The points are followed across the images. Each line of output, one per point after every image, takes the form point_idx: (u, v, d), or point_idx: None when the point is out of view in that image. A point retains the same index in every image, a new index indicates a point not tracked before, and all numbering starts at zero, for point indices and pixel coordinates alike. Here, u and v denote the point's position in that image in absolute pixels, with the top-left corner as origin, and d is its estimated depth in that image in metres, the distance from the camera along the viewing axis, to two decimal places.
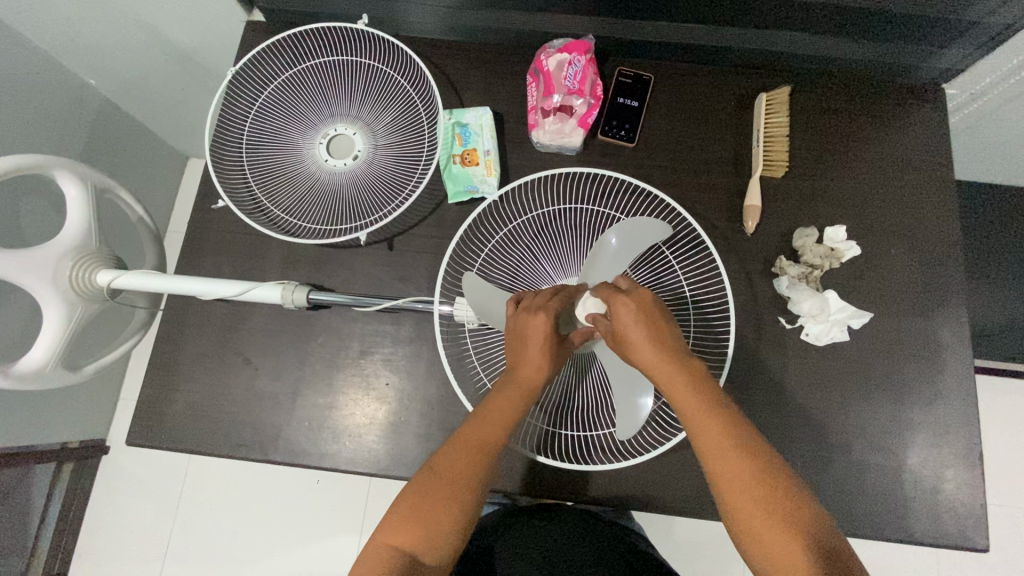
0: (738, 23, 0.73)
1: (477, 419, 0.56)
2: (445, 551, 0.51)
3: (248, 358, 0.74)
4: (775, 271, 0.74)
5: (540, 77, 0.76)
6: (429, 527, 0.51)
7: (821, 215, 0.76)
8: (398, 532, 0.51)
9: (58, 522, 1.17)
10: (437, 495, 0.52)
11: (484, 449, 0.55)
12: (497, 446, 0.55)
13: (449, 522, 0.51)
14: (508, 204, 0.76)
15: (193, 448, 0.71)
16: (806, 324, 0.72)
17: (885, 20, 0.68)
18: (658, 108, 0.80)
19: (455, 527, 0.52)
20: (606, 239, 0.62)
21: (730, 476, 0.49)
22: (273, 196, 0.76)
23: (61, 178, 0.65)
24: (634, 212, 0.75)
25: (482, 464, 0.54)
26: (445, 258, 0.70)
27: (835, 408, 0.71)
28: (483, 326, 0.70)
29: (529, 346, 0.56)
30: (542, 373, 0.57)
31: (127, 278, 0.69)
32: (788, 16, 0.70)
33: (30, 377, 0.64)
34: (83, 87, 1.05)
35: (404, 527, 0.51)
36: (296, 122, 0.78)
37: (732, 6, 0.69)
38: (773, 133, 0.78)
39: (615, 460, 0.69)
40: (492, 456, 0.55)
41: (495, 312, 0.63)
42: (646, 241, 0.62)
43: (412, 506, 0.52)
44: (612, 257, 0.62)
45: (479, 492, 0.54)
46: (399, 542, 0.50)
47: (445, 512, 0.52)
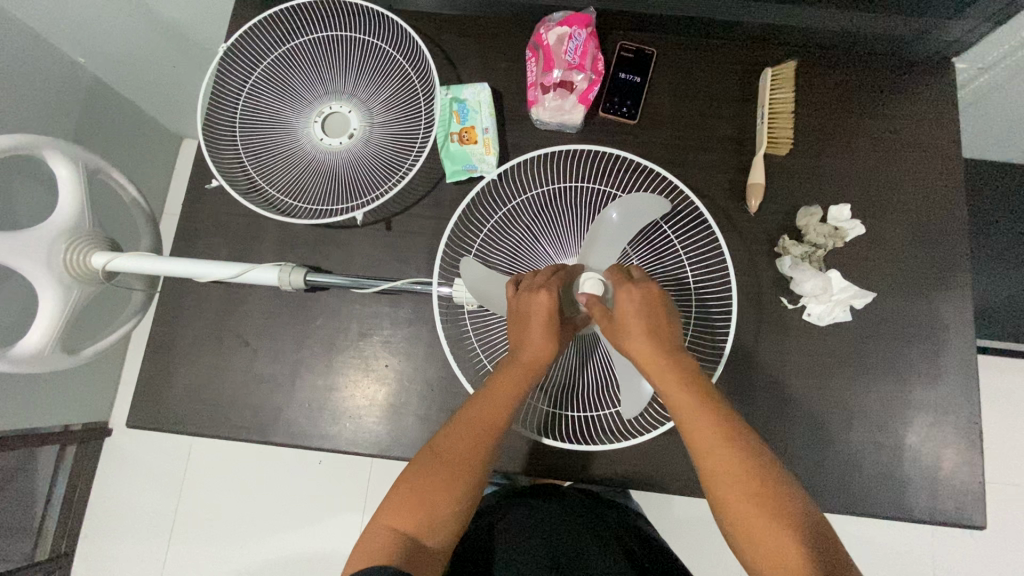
0: None
1: (478, 400, 0.56)
2: (448, 532, 0.51)
3: (246, 340, 0.73)
4: (777, 251, 0.73)
5: (539, 52, 0.75)
6: (430, 510, 0.51)
7: (827, 193, 0.75)
8: (397, 515, 0.51)
9: (63, 503, 1.18)
10: (438, 478, 0.52)
11: (487, 431, 0.55)
12: (499, 428, 0.55)
13: (451, 503, 0.52)
14: (507, 183, 0.74)
15: (193, 431, 0.71)
16: (808, 304, 0.71)
17: None
18: (661, 83, 0.79)
19: (456, 508, 0.52)
20: (606, 214, 0.61)
21: (728, 480, 0.48)
22: (266, 173, 0.75)
23: (52, 159, 0.67)
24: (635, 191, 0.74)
25: (487, 447, 0.54)
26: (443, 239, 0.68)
27: (835, 387, 0.71)
28: (482, 308, 0.69)
29: (531, 329, 0.56)
30: (544, 354, 0.56)
31: (120, 260, 0.71)
32: None
33: (31, 359, 0.67)
34: (72, 65, 1.02)
35: (404, 510, 0.51)
36: (290, 99, 0.76)
37: None
38: (777, 110, 0.76)
39: (616, 441, 0.69)
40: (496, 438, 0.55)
41: (492, 294, 0.62)
42: (648, 217, 0.61)
43: (411, 490, 0.52)
44: (610, 235, 0.61)
45: (480, 473, 0.54)
46: (400, 524, 0.50)
47: (445, 494, 0.52)
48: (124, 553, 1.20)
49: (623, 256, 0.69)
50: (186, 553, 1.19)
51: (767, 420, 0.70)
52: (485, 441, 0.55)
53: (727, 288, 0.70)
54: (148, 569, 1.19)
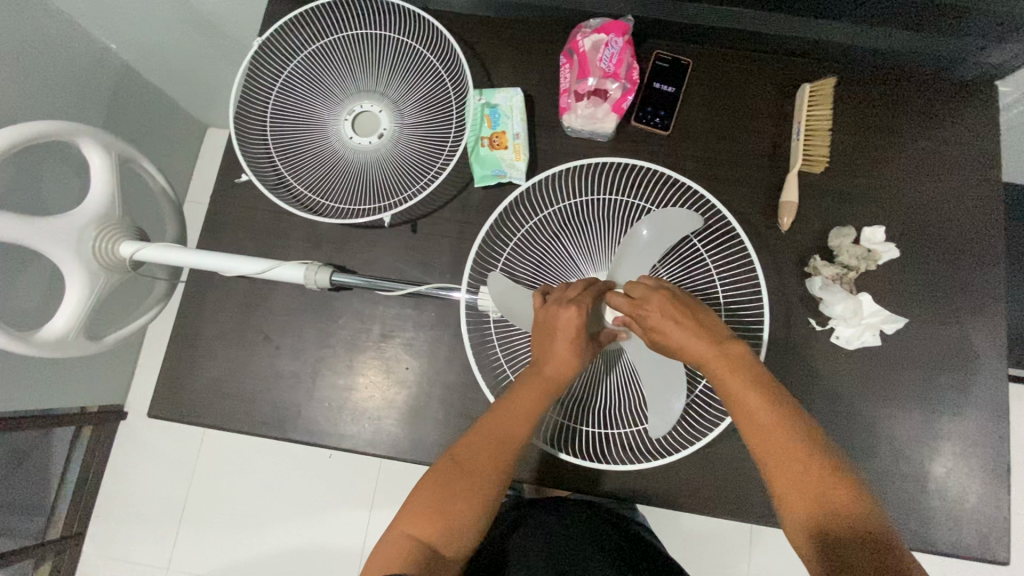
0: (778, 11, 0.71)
1: (500, 411, 0.56)
2: (467, 541, 0.51)
3: (269, 336, 0.73)
4: (808, 270, 0.72)
5: (574, 58, 0.74)
6: (451, 519, 0.51)
7: (861, 214, 0.74)
8: (417, 523, 0.51)
9: (77, 483, 1.20)
10: (458, 487, 0.52)
11: (507, 442, 0.55)
12: (519, 441, 0.55)
13: (471, 513, 0.51)
14: (540, 192, 0.73)
15: (211, 425, 0.71)
16: (836, 327, 0.70)
17: (933, 12, 0.66)
18: (694, 95, 0.78)
19: (475, 521, 0.51)
20: (636, 231, 0.60)
21: (779, 469, 0.47)
22: (295, 169, 0.75)
23: (85, 146, 0.70)
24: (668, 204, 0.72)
25: (506, 457, 0.54)
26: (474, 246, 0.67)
27: (860, 412, 0.69)
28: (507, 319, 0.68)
29: (556, 343, 0.56)
30: (568, 370, 0.56)
31: (147, 251, 0.74)
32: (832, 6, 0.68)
33: (56, 342, 0.70)
34: (102, 50, 1.03)
35: (424, 519, 0.50)
36: (323, 97, 0.76)
37: None
38: (814, 126, 0.75)
39: (637, 460, 0.68)
40: (515, 449, 0.55)
41: (519, 309, 0.62)
42: (681, 234, 0.60)
43: (432, 498, 0.51)
44: (641, 252, 0.60)
45: (499, 485, 0.53)
46: (420, 532, 0.50)
47: (465, 506, 0.51)
48: (133, 534, 1.22)
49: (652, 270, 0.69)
50: (196, 539, 1.21)
51: None
52: (504, 452, 0.54)
53: (757, 307, 0.69)
54: (157, 552, 1.21)
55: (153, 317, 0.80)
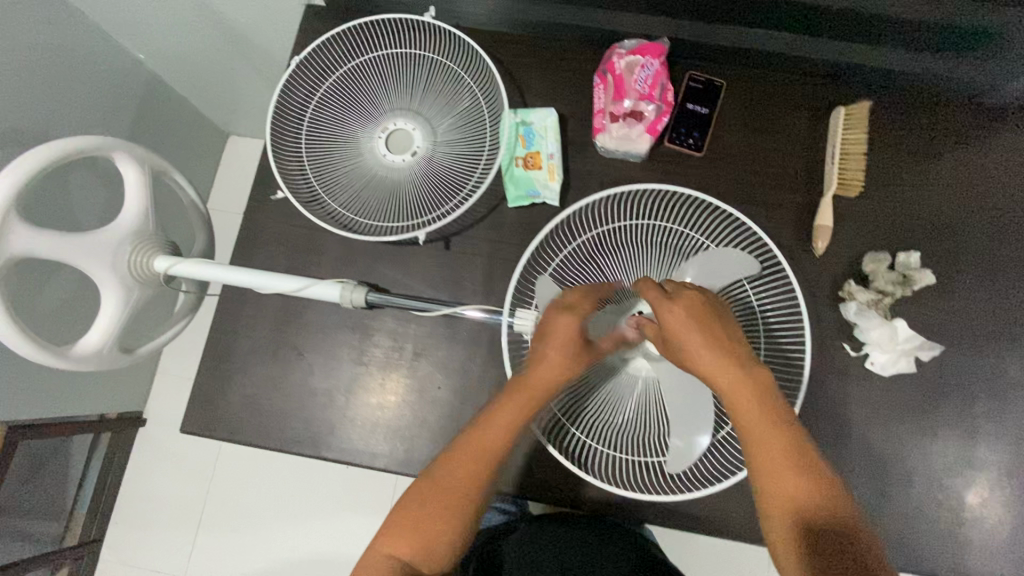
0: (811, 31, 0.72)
1: (483, 423, 0.56)
2: (445, 555, 0.52)
3: (302, 353, 0.73)
4: (842, 295, 0.72)
5: (610, 79, 0.74)
6: (427, 538, 0.52)
7: (896, 239, 0.73)
8: (393, 542, 0.52)
9: (96, 489, 1.21)
10: (434, 506, 0.53)
11: (483, 453, 0.55)
12: (500, 453, 0.55)
13: (448, 532, 0.52)
14: (582, 218, 0.70)
15: (244, 441, 0.71)
16: (871, 352, 0.70)
17: (968, 33, 0.67)
18: (728, 116, 0.77)
19: (453, 537, 0.53)
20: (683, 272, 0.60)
21: (773, 478, 0.51)
22: (328, 185, 0.75)
23: (121, 161, 0.71)
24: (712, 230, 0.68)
25: (480, 469, 0.54)
26: (518, 268, 0.64)
27: (895, 439, 0.69)
28: None
29: (552, 350, 0.56)
30: (559, 376, 0.56)
31: (181, 266, 0.74)
32: (866, 28, 0.69)
33: (91, 356, 0.70)
34: (130, 59, 1.04)
35: (400, 537, 0.52)
36: (358, 116, 0.77)
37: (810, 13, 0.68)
38: (850, 149, 0.74)
39: (656, 490, 0.65)
40: (493, 462, 0.55)
41: None
42: (731, 274, 0.58)
43: (407, 516, 0.53)
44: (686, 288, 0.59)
45: (475, 500, 0.54)
46: (398, 549, 0.51)
47: (442, 523, 0.52)
48: (152, 541, 1.23)
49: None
50: (214, 547, 1.21)
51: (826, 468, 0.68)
52: (480, 466, 0.54)
53: (802, 338, 0.65)
54: (175, 559, 1.22)
55: (181, 330, 0.82)
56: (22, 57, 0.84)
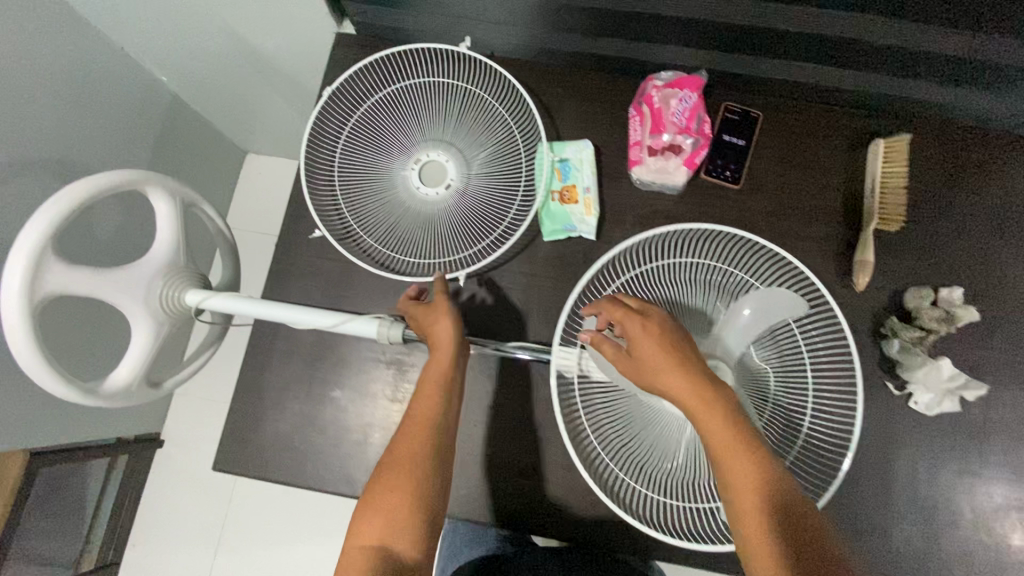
0: (849, 66, 0.70)
1: (415, 405, 0.59)
2: (418, 535, 0.51)
3: (334, 389, 0.72)
4: (883, 332, 0.70)
5: (647, 112, 0.73)
6: (392, 518, 0.51)
7: (937, 274, 0.72)
8: (365, 531, 0.51)
9: (112, 512, 1.19)
10: (393, 489, 0.53)
11: (426, 426, 0.57)
12: (437, 419, 0.58)
13: (408, 504, 0.52)
14: (625, 257, 0.67)
15: (277, 479, 0.70)
16: (915, 392, 0.68)
17: (1011, 73, 0.66)
18: (765, 148, 0.77)
19: (417, 510, 0.52)
20: (737, 310, 0.57)
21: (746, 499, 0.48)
22: (361, 219, 0.74)
23: (152, 193, 0.69)
24: (758, 265, 0.66)
25: (428, 439, 0.56)
26: (563, 313, 0.61)
27: (938, 480, 0.68)
28: (589, 382, 0.63)
29: (438, 322, 0.64)
30: (454, 331, 0.63)
31: (213, 300, 0.73)
32: (906, 64, 0.68)
33: (121, 393, 0.68)
34: (153, 83, 1.03)
35: (371, 521, 0.51)
36: (390, 146, 0.75)
37: (849, 50, 0.67)
38: (890, 184, 0.73)
39: (712, 539, 0.61)
40: (433, 426, 0.57)
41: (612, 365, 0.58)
42: (784, 315, 0.56)
43: (372, 502, 0.52)
44: (743, 333, 0.57)
45: (427, 467, 0.55)
46: (370, 537, 0.50)
47: (403, 498, 0.52)
48: (169, 564, 1.22)
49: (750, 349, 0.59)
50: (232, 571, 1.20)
51: (869, 510, 0.67)
52: (425, 439, 0.56)
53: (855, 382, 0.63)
54: None
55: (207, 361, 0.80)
56: (49, 85, 0.83)
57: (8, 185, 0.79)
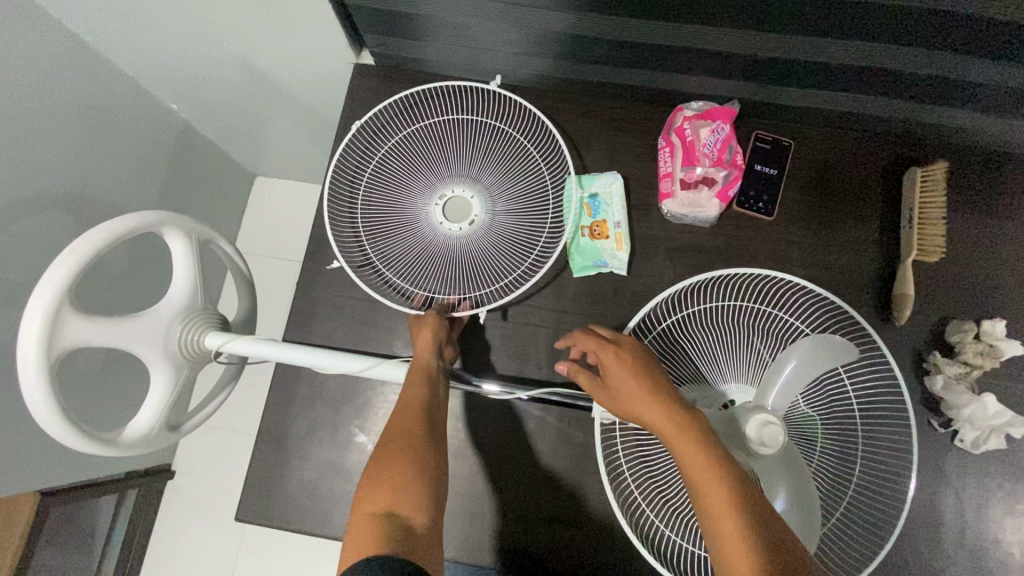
0: (883, 95, 0.68)
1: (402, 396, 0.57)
2: (423, 500, 0.46)
3: (360, 434, 0.69)
4: (926, 367, 0.68)
5: (678, 144, 0.71)
6: (397, 484, 0.47)
7: (980, 307, 0.70)
8: (371, 499, 0.46)
9: (122, 548, 1.16)
10: (393, 458, 0.49)
11: (417, 406, 0.55)
12: (424, 403, 0.56)
13: (411, 472, 0.48)
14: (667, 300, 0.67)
15: (302, 529, 0.67)
16: (962, 431, 0.66)
17: None
18: (799, 178, 0.75)
19: (421, 479, 0.48)
20: (782, 363, 0.55)
21: (726, 529, 0.42)
22: (380, 250, 0.71)
23: (170, 235, 0.66)
24: (801, 308, 0.65)
25: (422, 416, 0.54)
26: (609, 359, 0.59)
27: (988, 522, 0.66)
28: (634, 432, 0.61)
29: (419, 335, 0.64)
30: (430, 341, 0.63)
31: (234, 342, 0.70)
32: (943, 92, 0.66)
33: (140, 442, 0.65)
34: (165, 111, 1.01)
35: (376, 491, 0.46)
36: (412, 182, 0.72)
37: (884, 79, 0.65)
38: (928, 216, 0.71)
39: None
40: (423, 406, 0.55)
41: None
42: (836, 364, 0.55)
43: (376, 471, 0.48)
44: (790, 384, 0.54)
45: (426, 439, 0.52)
46: (374, 505, 0.45)
47: (405, 467, 0.48)
48: None
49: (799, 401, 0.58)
50: None
51: (919, 554, 0.65)
52: (416, 417, 0.54)
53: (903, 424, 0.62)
54: None
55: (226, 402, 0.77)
56: (62, 119, 0.81)
57: (21, 224, 0.76)
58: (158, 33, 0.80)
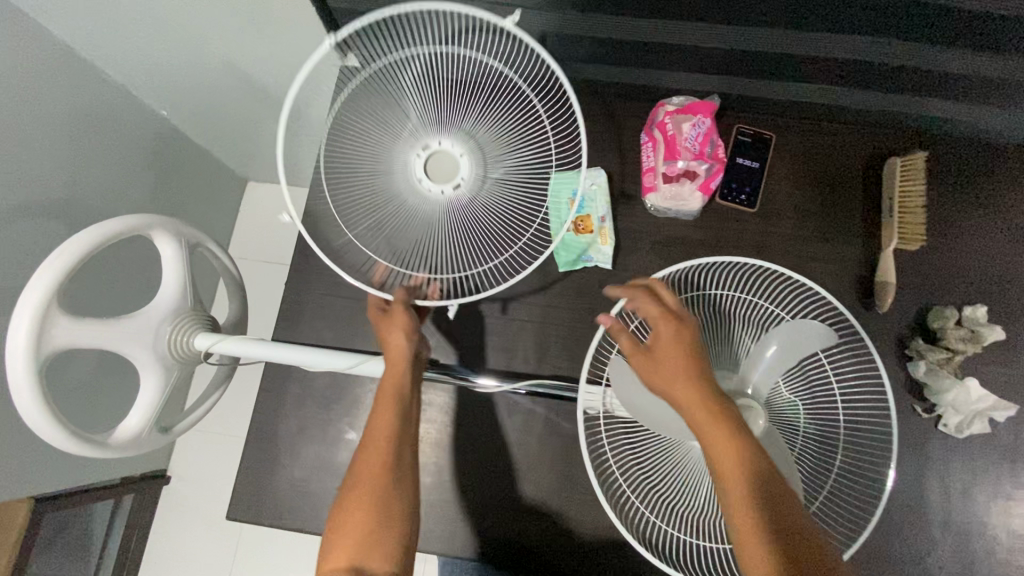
0: (854, 87, 0.71)
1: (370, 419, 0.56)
2: (391, 553, 0.48)
3: (350, 431, 0.70)
4: (908, 353, 0.69)
5: (660, 139, 0.72)
6: (362, 537, 0.48)
7: (961, 293, 0.71)
8: (338, 554, 0.48)
9: (118, 554, 1.16)
10: (358, 508, 0.50)
11: (384, 441, 0.54)
12: (393, 432, 0.54)
13: (376, 523, 0.49)
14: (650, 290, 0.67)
15: (293, 526, 0.68)
16: (944, 415, 0.67)
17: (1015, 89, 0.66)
18: (782, 169, 0.75)
19: (386, 529, 0.49)
20: (762, 347, 0.56)
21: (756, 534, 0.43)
22: (345, 199, 0.62)
23: (158, 238, 0.67)
24: (782, 295, 0.66)
25: (389, 453, 0.53)
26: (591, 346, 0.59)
27: (973, 505, 0.66)
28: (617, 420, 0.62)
29: (390, 331, 0.60)
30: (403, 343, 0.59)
31: (223, 343, 0.71)
32: (911, 83, 0.68)
33: (130, 444, 0.66)
34: (154, 117, 1.02)
35: (342, 544, 0.48)
36: (393, 124, 0.60)
37: (851, 73, 0.68)
38: (909, 203, 0.72)
39: None
40: (391, 435, 0.54)
41: (644, 406, 0.55)
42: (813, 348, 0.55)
43: (342, 519, 0.50)
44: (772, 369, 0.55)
45: (391, 481, 0.52)
46: (340, 562, 0.47)
47: (370, 519, 0.49)
48: None
49: (779, 387, 0.58)
50: None
51: (905, 539, 0.65)
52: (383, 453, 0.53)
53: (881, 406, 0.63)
54: None
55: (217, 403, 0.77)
56: (52, 127, 0.82)
57: (14, 229, 0.77)
58: (148, 39, 0.81)
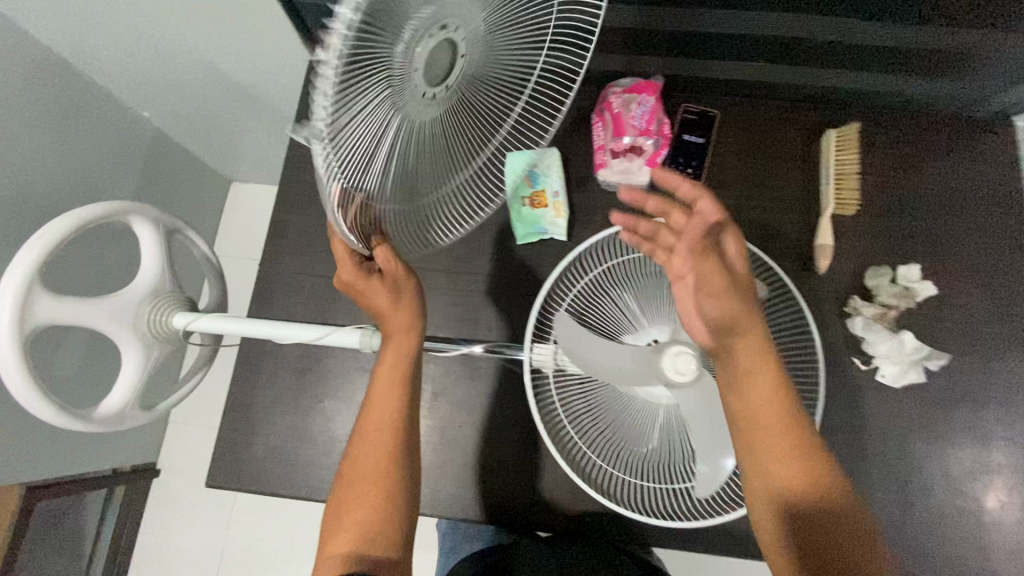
0: (785, 61, 0.77)
1: (374, 404, 0.59)
2: (397, 536, 0.54)
3: (323, 401, 0.74)
4: (847, 311, 0.74)
5: (608, 117, 0.77)
6: (364, 519, 0.53)
7: (896, 254, 0.75)
8: (343, 540, 0.53)
9: (111, 545, 1.19)
10: (360, 495, 0.55)
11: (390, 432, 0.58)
12: (398, 420, 0.58)
13: (380, 511, 0.54)
14: (592, 254, 0.71)
15: (270, 492, 0.71)
16: (881, 366, 0.71)
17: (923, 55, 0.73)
18: (725, 144, 0.80)
19: (391, 520, 0.54)
20: None
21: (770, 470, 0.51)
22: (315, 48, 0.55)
23: (135, 222, 0.70)
24: None
25: (396, 441, 0.57)
26: (536, 301, 0.66)
27: (911, 450, 0.70)
28: (566, 374, 0.67)
29: (398, 309, 0.59)
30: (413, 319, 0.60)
31: (200, 322, 0.72)
32: (834, 52, 0.75)
33: (113, 418, 0.69)
34: (137, 119, 1.07)
35: (347, 532, 0.53)
36: None
37: (778, 43, 0.75)
38: (843, 171, 0.77)
39: (688, 517, 0.64)
40: (397, 424, 0.58)
41: (588, 354, 0.59)
42: None
43: (344, 501, 0.55)
44: None
45: (394, 473, 0.56)
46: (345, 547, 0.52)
47: (372, 504, 0.54)
48: None
49: None
50: None
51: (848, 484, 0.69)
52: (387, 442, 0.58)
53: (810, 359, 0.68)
54: None
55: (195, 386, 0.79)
56: (38, 127, 0.87)
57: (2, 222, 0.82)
58: (126, 42, 0.86)
